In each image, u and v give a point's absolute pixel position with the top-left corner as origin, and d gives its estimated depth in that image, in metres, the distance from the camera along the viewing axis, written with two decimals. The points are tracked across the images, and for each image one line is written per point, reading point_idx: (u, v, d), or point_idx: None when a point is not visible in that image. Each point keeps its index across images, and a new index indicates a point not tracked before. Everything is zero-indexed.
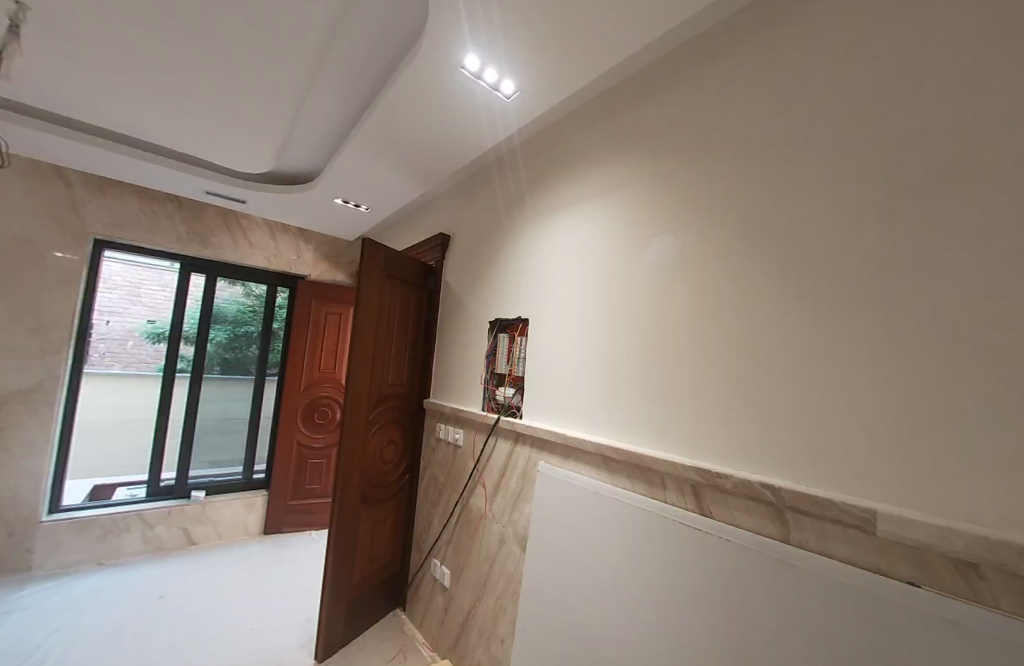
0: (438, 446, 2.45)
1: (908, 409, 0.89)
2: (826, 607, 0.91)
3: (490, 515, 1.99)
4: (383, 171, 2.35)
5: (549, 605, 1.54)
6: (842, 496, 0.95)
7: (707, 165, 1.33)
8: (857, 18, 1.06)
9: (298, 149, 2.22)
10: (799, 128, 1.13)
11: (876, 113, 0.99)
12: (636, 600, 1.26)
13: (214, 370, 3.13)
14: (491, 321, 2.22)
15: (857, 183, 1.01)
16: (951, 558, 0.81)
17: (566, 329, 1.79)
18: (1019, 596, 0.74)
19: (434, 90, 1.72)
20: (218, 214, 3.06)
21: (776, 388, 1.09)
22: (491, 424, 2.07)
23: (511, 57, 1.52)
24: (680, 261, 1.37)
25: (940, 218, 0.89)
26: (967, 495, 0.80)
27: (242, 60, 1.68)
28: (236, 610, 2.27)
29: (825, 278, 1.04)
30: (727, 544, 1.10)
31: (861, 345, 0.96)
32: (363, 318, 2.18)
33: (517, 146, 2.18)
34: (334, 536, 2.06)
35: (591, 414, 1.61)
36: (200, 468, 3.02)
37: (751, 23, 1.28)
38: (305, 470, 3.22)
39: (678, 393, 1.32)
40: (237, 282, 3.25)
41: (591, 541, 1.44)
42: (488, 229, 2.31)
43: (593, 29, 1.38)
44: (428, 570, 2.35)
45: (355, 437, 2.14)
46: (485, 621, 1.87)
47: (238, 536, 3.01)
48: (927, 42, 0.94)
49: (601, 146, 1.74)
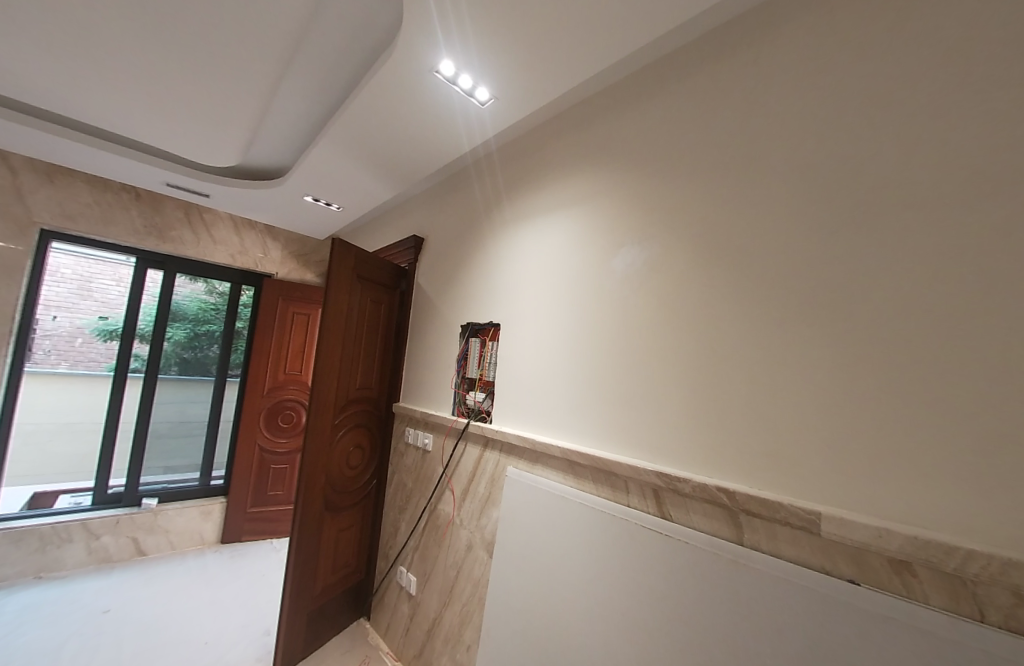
0: (406, 451, 2.07)
1: (851, 414, 0.84)
2: (774, 607, 0.84)
3: (458, 520, 1.66)
4: (352, 171, 2.05)
5: (517, 610, 1.29)
6: (790, 497, 0.89)
7: (670, 178, 1.21)
8: (816, 46, 0.98)
9: (268, 141, 2.17)
10: (760, 146, 1.04)
11: (846, 132, 0.91)
12: (601, 605, 1.09)
13: (171, 370, 2.90)
14: (462, 325, 1.88)
15: (809, 200, 0.95)
16: (886, 557, 0.78)
17: (535, 334, 1.52)
18: (947, 591, 0.71)
19: (400, 89, 1.41)
20: (180, 206, 2.85)
21: (735, 391, 1.00)
22: (460, 430, 1.73)
23: (484, 61, 1.25)
24: (649, 270, 1.22)
25: (891, 238, 0.84)
26: (900, 496, 0.77)
27: (207, 64, 1.57)
28: (186, 624, 2.03)
29: (776, 286, 0.97)
30: (684, 547, 0.99)
31: (810, 352, 0.91)
32: (332, 309, 1.86)
33: (495, 151, 1.85)
34: (293, 546, 1.71)
35: (559, 418, 1.38)
36: (152, 474, 2.80)
37: (718, 45, 1.16)
38: (265, 477, 3.03)
39: (641, 404, 1.17)
40: (198, 278, 3.03)
41: (571, 548, 1.20)
42: (462, 231, 1.97)
43: (569, 37, 1.15)
44: (392, 578, 1.97)
45: (321, 447, 1.82)
46: (450, 627, 1.56)
47: (191, 546, 2.79)
48: (910, 57, 0.85)
49: (576, 154, 1.50)
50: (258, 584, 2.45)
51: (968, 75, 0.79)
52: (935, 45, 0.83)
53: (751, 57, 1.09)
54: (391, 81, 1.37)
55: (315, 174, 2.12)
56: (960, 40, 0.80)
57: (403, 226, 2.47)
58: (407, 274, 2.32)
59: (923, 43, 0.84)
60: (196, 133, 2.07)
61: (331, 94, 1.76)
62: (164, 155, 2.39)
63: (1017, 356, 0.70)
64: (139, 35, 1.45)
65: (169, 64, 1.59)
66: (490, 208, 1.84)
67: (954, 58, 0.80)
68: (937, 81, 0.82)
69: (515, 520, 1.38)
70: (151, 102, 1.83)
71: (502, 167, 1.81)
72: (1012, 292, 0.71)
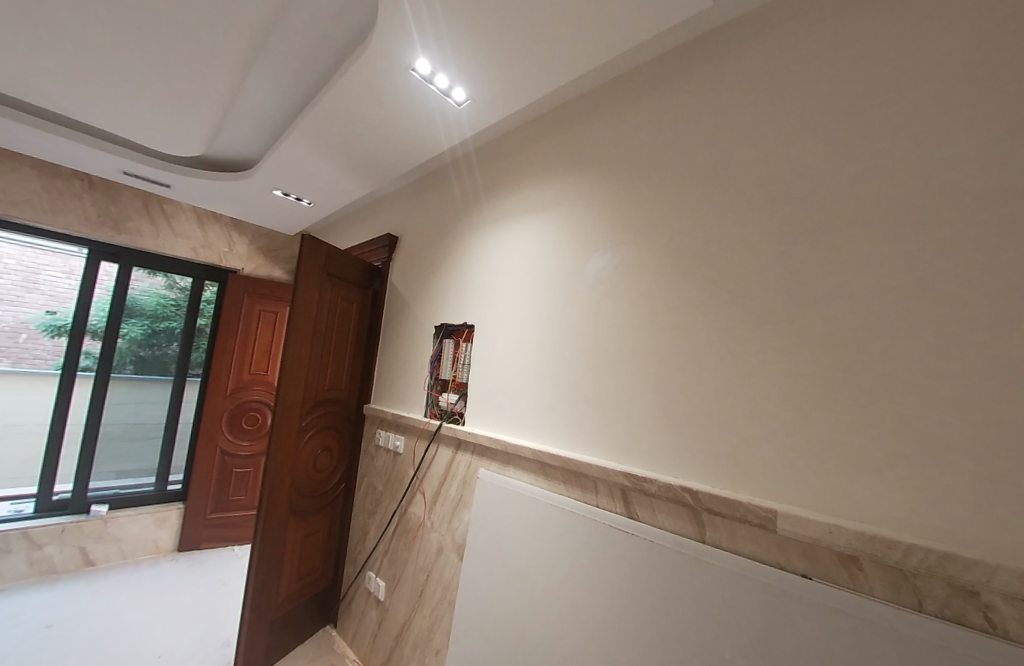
0: (377, 453, 2.03)
1: (805, 417, 0.88)
2: (730, 601, 0.88)
3: (429, 523, 1.64)
4: (325, 166, 1.99)
5: (487, 612, 1.28)
6: (749, 496, 0.92)
7: (641, 186, 1.24)
8: (776, 67, 1.03)
9: (235, 131, 2.08)
10: (725, 159, 1.08)
11: (802, 149, 0.96)
12: (568, 603, 1.11)
13: (126, 370, 2.74)
14: (436, 325, 1.86)
15: (769, 212, 0.99)
16: (836, 552, 0.82)
17: (509, 335, 1.52)
18: (890, 583, 0.76)
19: (376, 86, 1.39)
20: (138, 196, 2.70)
21: (700, 394, 1.03)
22: (432, 431, 1.71)
23: (462, 62, 1.25)
24: (621, 275, 1.24)
25: (842, 250, 0.89)
26: (845, 494, 0.82)
27: (169, 48, 1.50)
28: (137, 637, 1.91)
29: (739, 293, 1.01)
30: (649, 545, 1.01)
31: (769, 357, 0.95)
32: (300, 308, 1.80)
33: (473, 151, 1.84)
34: (255, 552, 1.65)
35: (532, 419, 1.38)
36: (102, 479, 2.64)
37: (687, 59, 1.20)
38: (227, 481, 2.90)
39: (611, 406, 1.19)
40: (158, 272, 2.88)
41: (540, 550, 1.20)
42: (438, 231, 1.95)
43: (544, 44, 1.16)
44: (360, 583, 1.92)
45: (287, 449, 1.76)
46: (419, 632, 1.54)
47: (145, 555, 2.64)
48: (866, 79, 0.91)
49: (552, 158, 1.51)
50: (217, 593, 2.34)
51: (916, 99, 0.84)
52: (886, 70, 0.88)
53: (721, 69, 1.12)
54: (365, 76, 1.35)
55: (285, 167, 2.05)
56: (909, 66, 0.86)
57: (378, 224, 2.43)
58: (381, 273, 2.28)
59: (877, 67, 0.89)
60: (157, 121, 1.96)
61: (303, 86, 1.71)
62: (123, 142, 2.26)
63: (954, 362, 0.76)
64: (94, 14, 1.36)
65: (128, 47, 1.50)
66: (467, 207, 1.83)
67: (896, 85, 0.87)
68: (888, 102, 0.87)
69: (486, 522, 1.37)
70: (107, 87, 1.73)
71: (480, 167, 1.80)
72: (951, 302, 0.77)
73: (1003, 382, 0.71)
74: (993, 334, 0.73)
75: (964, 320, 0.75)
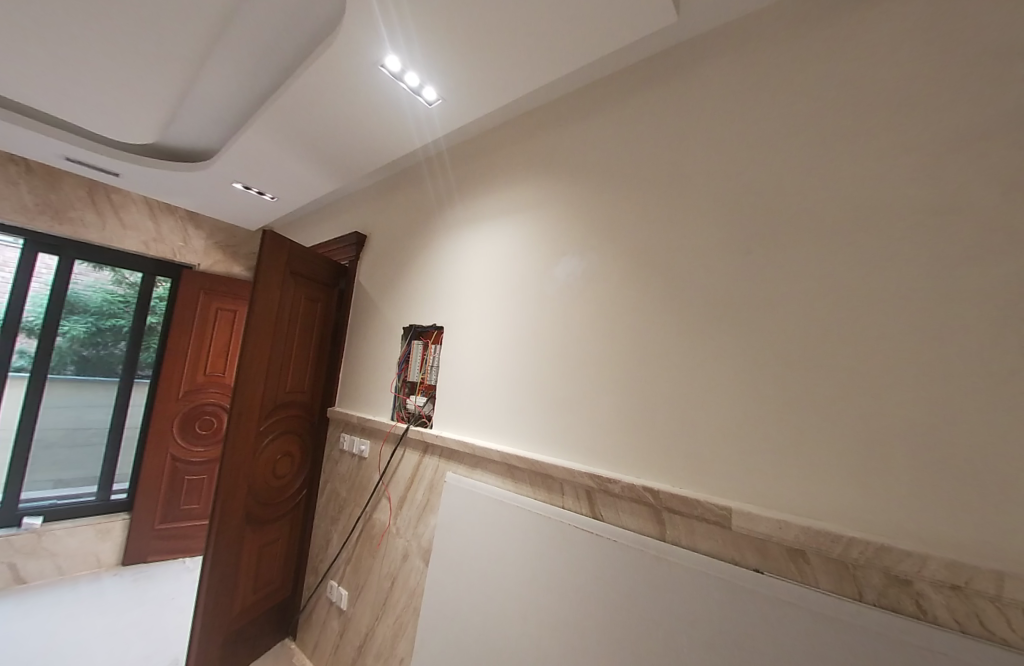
0: (341, 458, 1.97)
1: (755, 417, 0.93)
2: (686, 598, 0.90)
3: (394, 529, 1.60)
4: (289, 161, 1.92)
5: (452, 618, 1.26)
6: (705, 495, 0.95)
7: (607, 193, 1.26)
8: (729, 85, 1.09)
9: (192, 120, 1.99)
10: (683, 170, 1.12)
11: (753, 164, 1.02)
12: (532, 607, 1.11)
13: (66, 370, 2.53)
14: (404, 326, 1.83)
15: (723, 223, 1.04)
16: (785, 547, 0.85)
17: (478, 336, 1.51)
18: (834, 574, 0.80)
19: (343, 82, 1.36)
20: (83, 185, 2.53)
21: (662, 396, 1.06)
22: (399, 435, 1.67)
23: (432, 61, 1.24)
24: (589, 280, 1.25)
25: (788, 260, 0.94)
26: (791, 489, 0.86)
27: (118, 33, 1.42)
28: (73, 659, 1.77)
29: (695, 299, 1.05)
30: (612, 545, 1.03)
31: (725, 360, 0.98)
32: (260, 306, 1.73)
33: (446, 150, 1.82)
34: (208, 562, 1.57)
35: (500, 422, 1.38)
36: (36, 489, 2.43)
37: (649, 73, 1.24)
38: (179, 489, 2.74)
39: (577, 408, 1.21)
40: (104, 266, 2.68)
41: (506, 554, 1.19)
42: (408, 231, 1.92)
43: (512, 50, 1.18)
44: (322, 592, 1.85)
45: (243, 454, 1.68)
46: (383, 641, 1.50)
47: (84, 571, 2.46)
48: (815, 99, 0.96)
49: (523, 162, 1.51)
50: (165, 609, 2.21)
51: (860, 121, 0.90)
52: (834, 92, 0.94)
53: (683, 85, 1.17)
54: (332, 72, 1.31)
55: (248, 161, 1.97)
56: (853, 91, 0.92)
57: (345, 222, 2.37)
58: (348, 272, 2.22)
59: (826, 89, 0.95)
60: (104, 107, 1.84)
61: (266, 77, 1.65)
62: (67, 127, 2.11)
63: (888, 366, 0.81)
64: None
65: (70, 29, 1.41)
66: (438, 207, 1.80)
67: (833, 111, 0.93)
68: (835, 122, 0.93)
69: (453, 526, 1.35)
70: (45, 68, 1.60)
71: (453, 166, 1.78)
72: (886, 311, 0.82)
73: (926, 386, 0.77)
74: (923, 342, 0.79)
75: (898, 329, 0.81)
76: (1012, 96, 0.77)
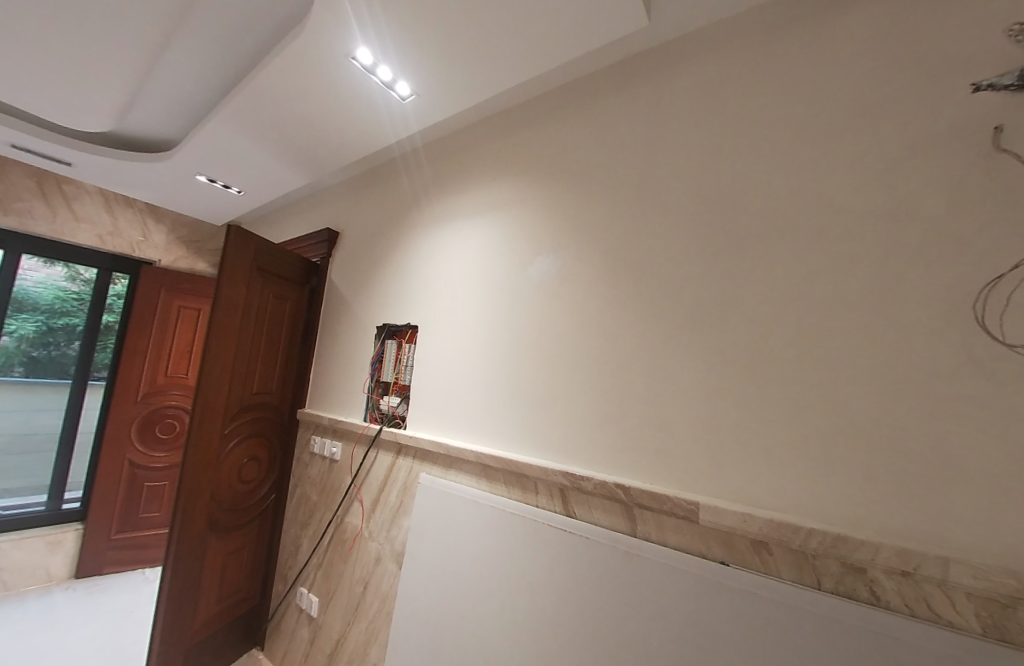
0: (312, 460, 1.91)
1: (721, 413, 0.95)
2: (656, 591, 0.92)
3: (367, 532, 1.57)
4: (256, 153, 1.86)
5: (427, 622, 1.24)
6: (673, 491, 0.97)
7: (578, 192, 1.28)
8: (696, 90, 1.11)
9: (151, 108, 1.90)
10: (653, 172, 1.14)
11: (717, 169, 1.05)
12: (505, 608, 1.10)
13: (13, 372, 2.43)
14: (378, 326, 1.80)
15: (690, 225, 1.06)
16: (749, 539, 0.88)
17: (454, 335, 1.49)
18: (794, 564, 0.83)
19: (310, 73, 1.32)
20: (31, 175, 2.38)
21: (631, 393, 1.08)
22: (372, 436, 1.64)
23: (403, 54, 1.21)
24: (563, 279, 1.26)
25: (749, 262, 0.97)
26: (755, 484, 0.89)
27: (65, 15, 1.35)
28: None
29: (666, 298, 1.07)
30: (585, 543, 1.03)
31: (692, 359, 1.00)
32: (223, 305, 1.67)
33: (421, 147, 1.80)
34: (168, 573, 1.51)
35: (475, 421, 1.36)
36: None
37: (618, 77, 1.27)
38: (138, 497, 2.61)
39: (550, 407, 1.21)
40: (56, 261, 2.55)
41: (480, 554, 1.19)
42: (382, 229, 1.88)
43: (482, 48, 1.17)
44: (291, 599, 1.80)
45: (205, 459, 1.62)
46: (355, 647, 1.47)
47: (33, 585, 2.31)
48: (779, 106, 0.99)
49: (497, 160, 1.51)
50: (121, 623, 2.10)
51: (817, 129, 0.94)
52: (795, 100, 0.98)
53: (652, 89, 1.19)
54: (301, 63, 1.28)
55: (213, 153, 1.89)
56: (810, 101, 0.96)
57: (318, 218, 2.30)
58: (320, 269, 2.17)
59: (788, 96, 0.99)
60: (52, 94, 1.74)
61: (230, 65, 1.60)
62: (10, 112, 1.98)
63: (841, 364, 0.85)
64: None
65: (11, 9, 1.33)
66: (414, 204, 1.77)
67: (792, 118, 0.97)
68: (796, 129, 0.96)
69: (426, 528, 1.33)
70: None
71: (429, 163, 1.75)
72: (841, 312, 0.86)
73: (877, 382, 0.81)
74: (874, 341, 0.82)
75: (852, 328, 0.85)
76: (956, 107, 0.81)
